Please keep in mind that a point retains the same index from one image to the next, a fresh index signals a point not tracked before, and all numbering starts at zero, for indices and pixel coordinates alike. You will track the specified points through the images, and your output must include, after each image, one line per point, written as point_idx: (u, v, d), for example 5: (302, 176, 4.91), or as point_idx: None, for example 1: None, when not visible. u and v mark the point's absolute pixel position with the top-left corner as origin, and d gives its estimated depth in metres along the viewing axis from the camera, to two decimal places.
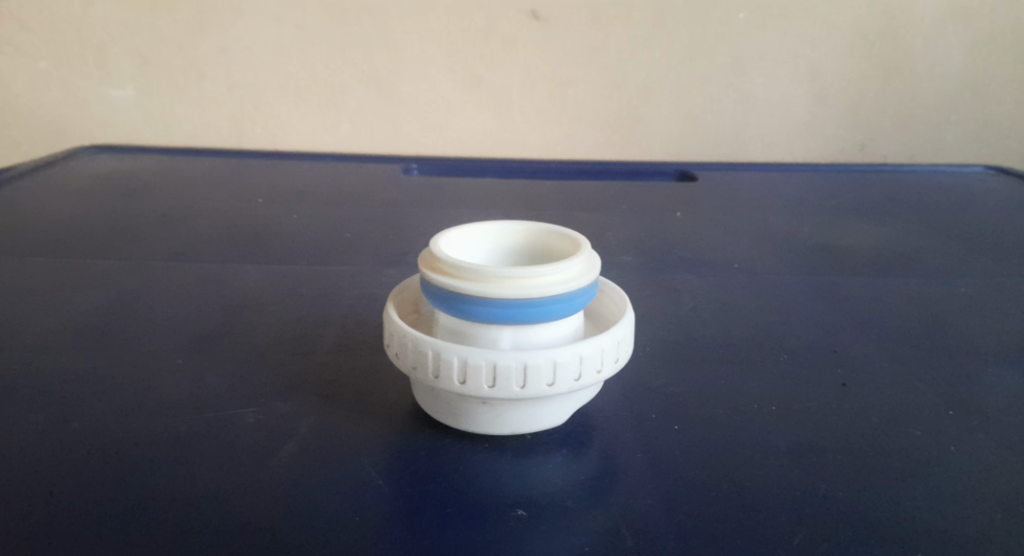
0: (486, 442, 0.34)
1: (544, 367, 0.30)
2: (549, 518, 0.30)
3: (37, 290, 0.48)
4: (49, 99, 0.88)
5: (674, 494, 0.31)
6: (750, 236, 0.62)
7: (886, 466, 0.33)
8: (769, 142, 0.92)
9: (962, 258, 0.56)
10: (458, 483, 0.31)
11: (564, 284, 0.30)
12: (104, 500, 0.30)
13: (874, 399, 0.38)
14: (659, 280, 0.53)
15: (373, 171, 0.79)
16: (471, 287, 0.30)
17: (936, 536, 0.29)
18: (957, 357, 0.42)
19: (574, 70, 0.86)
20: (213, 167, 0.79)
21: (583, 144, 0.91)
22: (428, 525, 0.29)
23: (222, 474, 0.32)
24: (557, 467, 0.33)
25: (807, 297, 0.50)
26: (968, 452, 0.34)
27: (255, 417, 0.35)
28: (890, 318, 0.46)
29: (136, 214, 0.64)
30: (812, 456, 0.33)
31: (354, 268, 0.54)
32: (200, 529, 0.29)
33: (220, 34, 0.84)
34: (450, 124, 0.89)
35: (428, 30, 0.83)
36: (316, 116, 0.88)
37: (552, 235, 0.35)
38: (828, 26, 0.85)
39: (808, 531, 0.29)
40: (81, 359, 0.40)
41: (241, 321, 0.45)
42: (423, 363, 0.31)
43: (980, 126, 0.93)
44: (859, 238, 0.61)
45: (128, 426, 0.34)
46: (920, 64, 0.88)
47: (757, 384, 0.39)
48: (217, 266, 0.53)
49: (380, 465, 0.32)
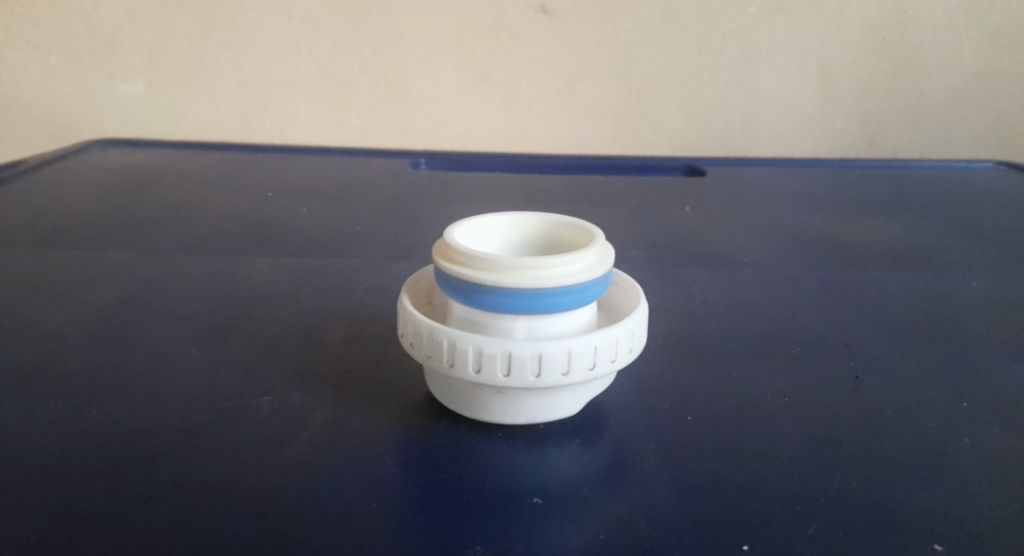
0: (500, 433, 0.34)
1: (559, 357, 0.30)
2: (564, 505, 0.30)
3: (51, 282, 0.48)
4: (59, 94, 0.88)
5: (689, 484, 0.31)
6: (759, 231, 0.62)
7: (900, 458, 0.33)
8: (777, 137, 0.92)
9: (974, 253, 0.56)
10: (472, 472, 0.32)
11: (579, 275, 0.30)
12: (123, 488, 0.30)
13: (886, 392, 0.38)
14: (668, 274, 0.53)
15: (381, 166, 0.79)
16: (486, 277, 0.30)
17: (950, 526, 0.29)
18: (969, 350, 0.42)
19: (582, 65, 0.86)
20: (221, 161, 0.80)
21: (591, 140, 0.91)
22: (444, 514, 0.30)
23: (239, 463, 0.32)
24: (570, 458, 0.33)
25: (817, 291, 0.50)
26: (982, 445, 0.34)
27: (272, 407, 0.36)
28: (900, 312, 0.46)
29: (146, 207, 0.65)
30: (825, 448, 0.34)
31: (364, 261, 0.54)
32: (219, 516, 0.29)
33: (229, 29, 0.84)
34: (457, 120, 0.89)
35: (436, 25, 0.83)
36: (323, 111, 0.89)
37: (565, 227, 0.35)
38: (838, 21, 0.85)
39: (823, 520, 0.29)
40: (99, 349, 0.40)
41: (255, 313, 0.45)
42: (438, 352, 0.31)
43: (990, 121, 0.92)
44: (869, 233, 0.61)
45: (145, 416, 0.35)
46: (930, 59, 0.88)
47: (769, 377, 0.39)
48: (229, 259, 0.54)
49: (395, 455, 0.33)
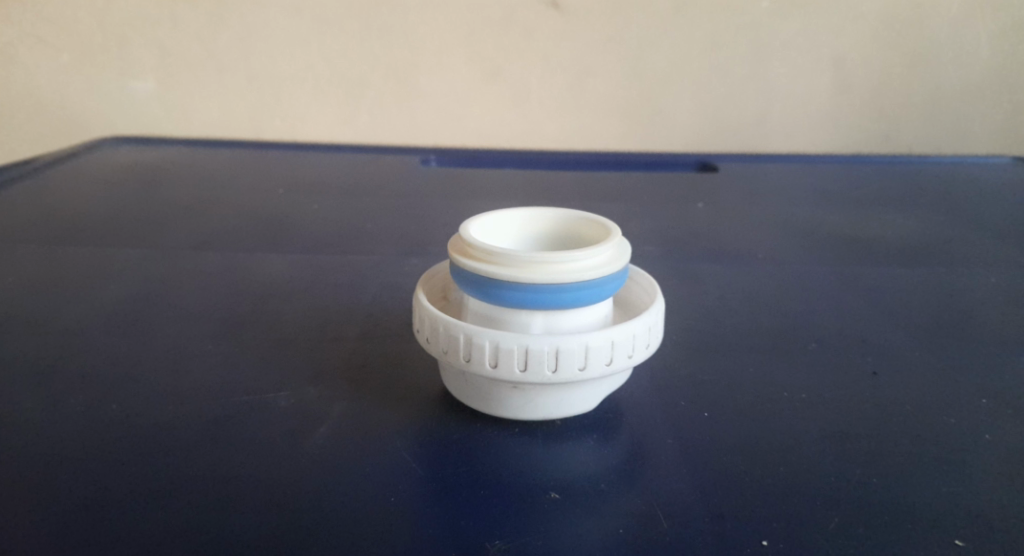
0: (516, 428, 0.34)
1: (576, 352, 0.30)
2: (582, 500, 0.30)
3: (67, 278, 0.49)
4: (72, 92, 0.89)
5: (706, 479, 0.31)
6: (772, 227, 0.61)
7: (920, 455, 0.33)
8: (790, 133, 0.91)
9: (991, 248, 0.56)
10: (489, 467, 0.32)
11: (596, 270, 0.30)
12: (143, 482, 0.31)
13: (904, 388, 0.37)
14: (682, 270, 0.52)
15: (392, 163, 0.79)
16: (503, 272, 0.30)
17: (973, 521, 0.29)
18: (988, 346, 0.41)
19: (593, 60, 0.86)
20: (232, 159, 0.80)
21: (601, 136, 0.91)
22: (463, 509, 0.30)
23: (257, 457, 0.32)
24: (587, 453, 0.33)
25: (833, 287, 0.49)
26: (1004, 440, 0.34)
27: (288, 402, 0.36)
28: (918, 308, 0.46)
29: (159, 204, 0.65)
30: (845, 444, 0.33)
31: (377, 258, 0.54)
32: (238, 510, 0.29)
33: (240, 26, 0.85)
34: (467, 116, 0.89)
35: (446, 21, 0.83)
36: (333, 108, 0.89)
37: (581, 222, 0.35)
38: (851, 15, 0.84)
39: (843, 516, 0.29)
40: (116, 344, 0.41)
41: (270, 309, 0.45)
42: (455, 348, 0.31)
43: (1005, 116, 0.91)
44: (884, 228, 0.61)
45: (163, 410, 0.35)
46: (945, 53, 0.87)
47: (785, 373, 0.39)
48: (243, 255, 0.54)
49: (411, 450, 0.33)
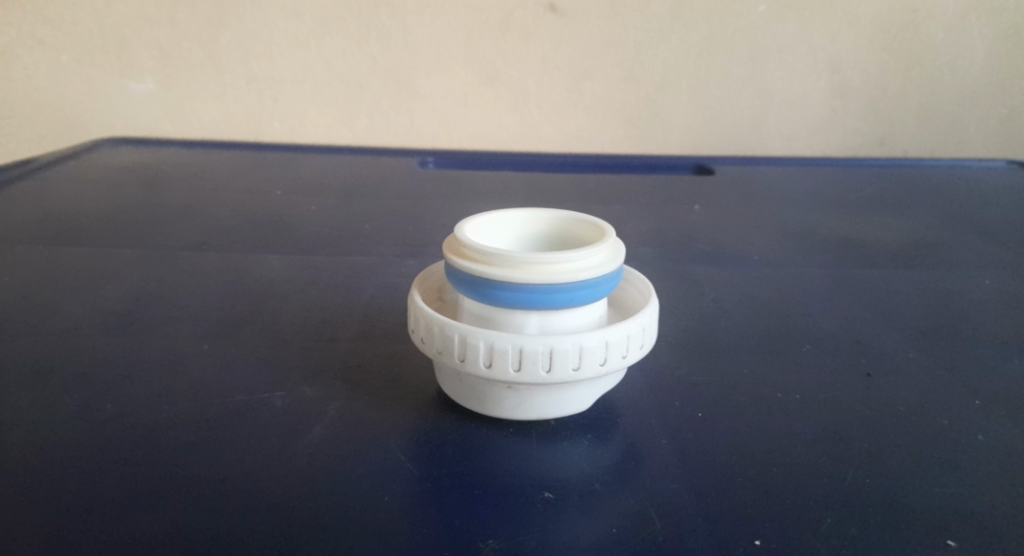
0: (511, 428, 0.34)
1: (571, 353, 0.31)
2: (576, 500, 0.30)
3: (64, 279, 0.49)
4: (71, 93, 0.89)
5: (700, 480, 0.31)
6: (769, 229, 0.62)
7: (913, 455, 0.33)
8: (788, 135, 0.91)
9: (986, 251, 0.56)
10: (483, 467, 0.32)
11: (591, 271, 0.30)
12: (143, 480, 0.31)
13: (898, 389, 0.38)
14: (678, 272, 0.53)
15: (390, 165, 0.79)
16: (497, 272, 0.30)
17: (962, 521, 0.29)
18: (981, 347, 0.42)
19: (591, 63, 0.86)
20: (232, 160, 0.80)
21: (599, 139, 0.91)
22: (456, 507, 0.30)
23: (255, 456, 0.32)
24: (582, 453, 0.33)
25: (827, 288, 0.50)
26: (996, 442, 0.34)
27: (286, 401, 0.36)
28: (912, 310, 0.46)
29: (157, 205, 0.65)
30: (837, 444, 0.34)
31: (375, 258, 0.54)
32: (237, 508, 0.29)
33: (239, 28, 0.85)
34: (465, 118, 0.89)
35: (445, 24, 0.84)
36: (332, 110, 0.89)
37: (578, 224, 0.35)
38: (848, 19, 0.85)
39: (835, 515, 0.29)
40: (113, 344, 0.41)
41: (268, 309, 0.45)
42: (450, 347, 0.31)
43: (1002, 119, 0.92)
44: (881, 231, 0.61)
45: (160, 409, 0.35)
46: (943, 56, 0.88)
47: (780, 374, 0.39)
48: (239, 256, 0.54)
49: (407, 449, 0.33)
